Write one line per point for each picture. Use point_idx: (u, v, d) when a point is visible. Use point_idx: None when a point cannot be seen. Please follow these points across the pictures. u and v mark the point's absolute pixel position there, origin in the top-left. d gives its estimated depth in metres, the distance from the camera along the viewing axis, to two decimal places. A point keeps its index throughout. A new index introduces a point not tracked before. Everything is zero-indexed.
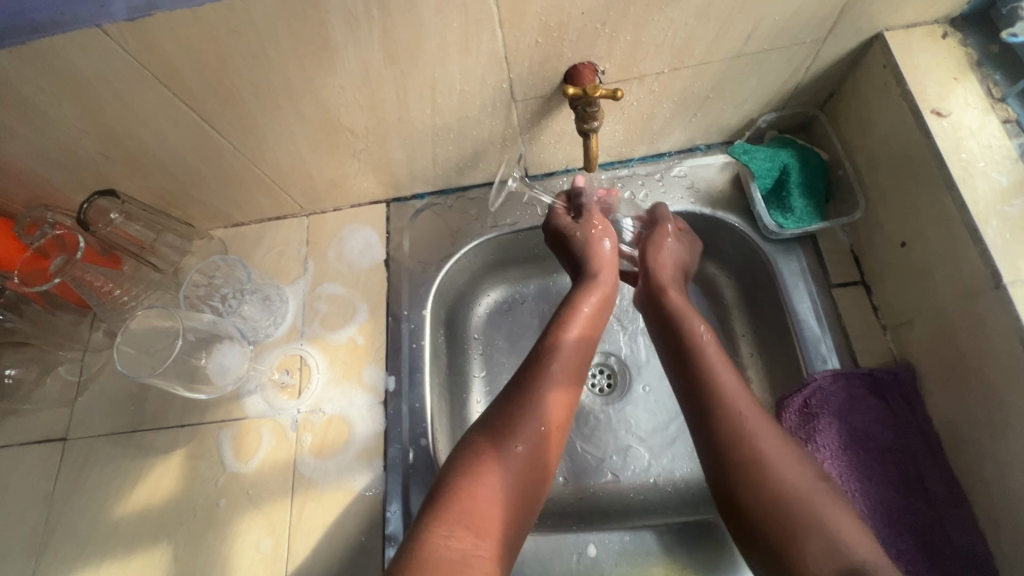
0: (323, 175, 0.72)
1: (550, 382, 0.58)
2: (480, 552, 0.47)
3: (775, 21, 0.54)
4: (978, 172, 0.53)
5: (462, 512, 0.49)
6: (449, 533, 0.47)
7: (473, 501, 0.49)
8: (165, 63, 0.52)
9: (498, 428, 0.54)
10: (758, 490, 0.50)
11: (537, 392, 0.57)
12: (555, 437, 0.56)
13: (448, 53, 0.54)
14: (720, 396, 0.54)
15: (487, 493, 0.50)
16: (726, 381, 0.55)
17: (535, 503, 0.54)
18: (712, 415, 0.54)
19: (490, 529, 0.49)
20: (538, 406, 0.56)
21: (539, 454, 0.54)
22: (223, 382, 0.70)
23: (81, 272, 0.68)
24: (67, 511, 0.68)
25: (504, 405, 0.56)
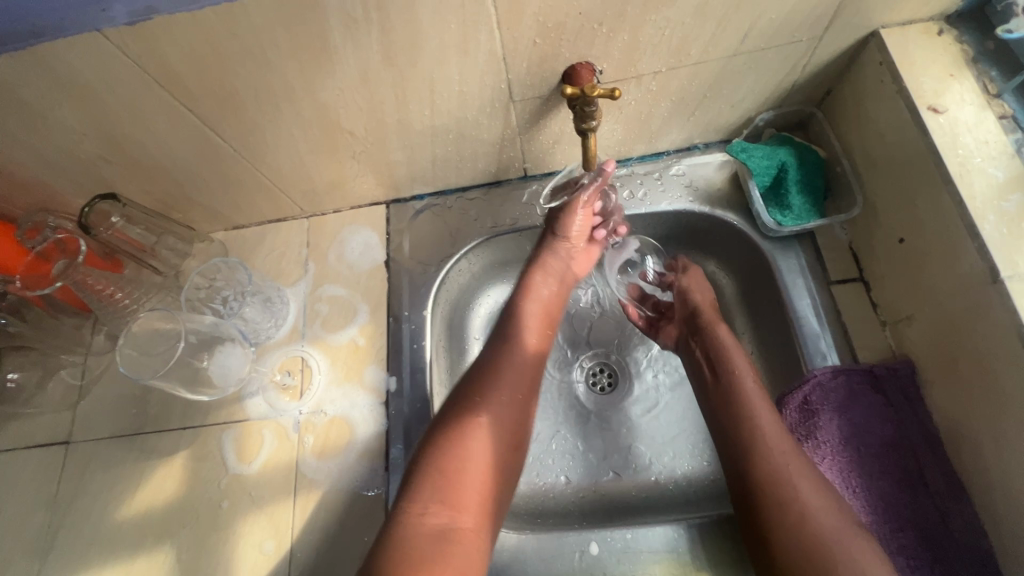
0: (323, 176, 0.72)
1: (509, 359, 0.61)
2: (458, 526, 0.49)
3: (771, 19, 0.55)
4: (975, 168, 0.53)
5: (438, 489, 0.50)
6: (425, 509, 0.49)
7: (446, 477, 0.51)
8: (166, 66, 0.52)
9: (463, 403, 0.56)
10: (784, 512, 0.52)
11: (498, 367, 0.59)
12: (518, 407, 0.59)
13: (446, 54, 0.54)
14: (756, 432, 0.56)
15: (458, 467, 0.52)
16: (761, 416, 0.57)
17: (511, 475, 0.56)
18: (749, 453, 0.55)
19: (467, 504, 0.50)
20: (498, 380, 0.59)
21: (504, 422, 0.57)
22: (225, 384, 0.70)
23: (82, 275, 0.69)
24: (70, 514, 0.68)
25: (470, 379, 0.59)
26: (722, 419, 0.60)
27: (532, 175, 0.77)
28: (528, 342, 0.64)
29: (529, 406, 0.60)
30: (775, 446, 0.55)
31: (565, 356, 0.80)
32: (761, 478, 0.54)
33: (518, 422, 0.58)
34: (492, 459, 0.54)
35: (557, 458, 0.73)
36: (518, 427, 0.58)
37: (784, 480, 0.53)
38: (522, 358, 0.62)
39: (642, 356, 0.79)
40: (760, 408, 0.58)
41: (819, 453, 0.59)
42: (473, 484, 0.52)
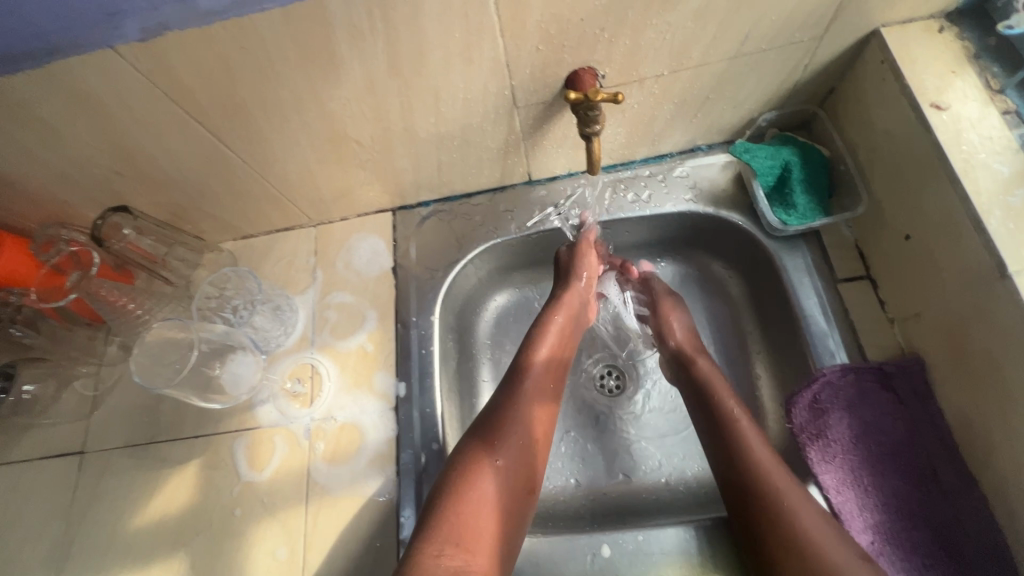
0: (330, 185, 0.73)
1: (525, 400, 0.61)
2: (473, 569, 0.49)
3: (772, 21, 0.55)
4: (980, 163, 0.53)
5: (452, 531, 0.50)
6: (439, 551, 0.49)
7: (462, 519, 0.51)
8: (177, 80, 0.53)
9: (480, 444, 0.57)
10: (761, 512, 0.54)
11: (519, 403, 0.60)
12: (530, 452, 0.58)
13: (451, 63, 0.55)
14: (749, 456, 0.57)
15: (473, 510, 0.52)
16: (752, 440, 0.58)
17: (522, 517, 0.56)
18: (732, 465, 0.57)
19: (482, 546, 0.51)
20: (513, 423, 0.59)
21: (518, 463, 0.57)
22: (238, 392, 0.72)
23: (96, 287, 0.70)
24: (86, 523, 0.69)
25: (489, 413, 0.60)
26: (716, 437, 0.60)
27: (536, 179, 0.78)
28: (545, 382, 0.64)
29: (542, 450, 0.60)
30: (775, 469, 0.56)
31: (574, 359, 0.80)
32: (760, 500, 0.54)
33: (531, 464, 0.58)
34: (505, 501, 0.54)
35: (566, 461, 0.74)
36: (531, 468, 0.58)
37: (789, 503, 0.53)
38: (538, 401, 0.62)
39: (651, 358, 0.79)
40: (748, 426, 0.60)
41: (829, 452, 0.59)
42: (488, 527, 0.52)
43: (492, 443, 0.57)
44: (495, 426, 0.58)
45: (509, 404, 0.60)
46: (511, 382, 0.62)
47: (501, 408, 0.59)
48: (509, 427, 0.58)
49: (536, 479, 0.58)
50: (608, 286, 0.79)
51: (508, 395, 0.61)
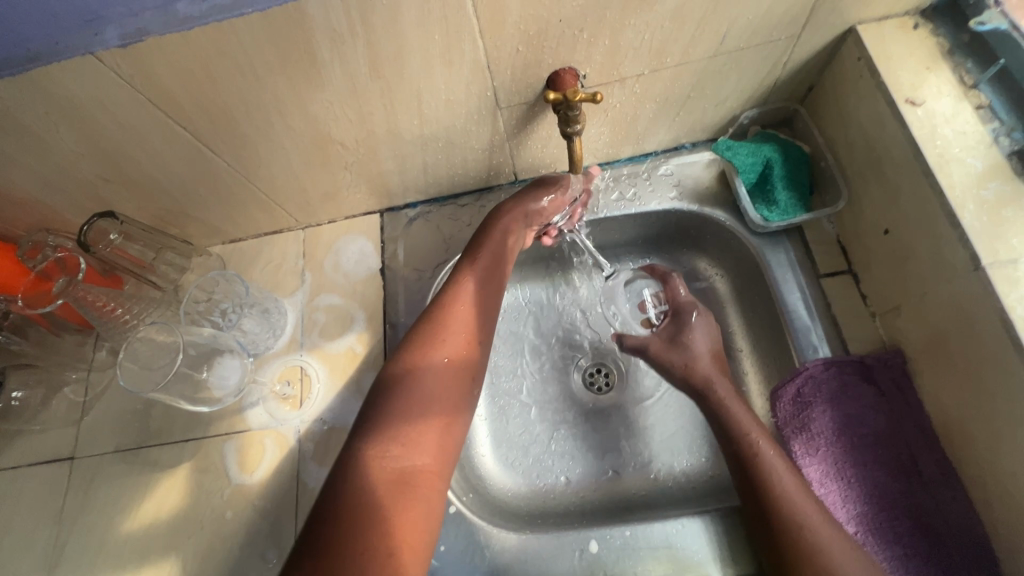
0: (317, 188, 0.73)
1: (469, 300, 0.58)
2: (418, 467, 0.47)
3: (749, 20, 0.56)
4: (955, 158, 0.54)
5: (395, 432, 0.48)
6: (384, 452, 0.47)
7: (406, 421, 0.49)
8: (160, 86, 0.53)
9: (415, 351, 0.54)
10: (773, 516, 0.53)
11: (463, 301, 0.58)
12: (478, 356, 0.57)
13: (432, 65, 0.56)
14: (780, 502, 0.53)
15: (419, 412, 0.50)
16: (787, 485, 0.54)
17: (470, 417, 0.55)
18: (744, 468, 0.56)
19: (430, 444, 0.49)
20: (456, 325, 0.56)
21: (467, 368, 0.55)
22: (224, 396, 0.71)
23: (82, 293, 0.70)
24: (77, 529, 0.69)
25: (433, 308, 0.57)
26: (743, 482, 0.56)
27: (522, 180, 0.78)
28: (484, 292, 0.60)
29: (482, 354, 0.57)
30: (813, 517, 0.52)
31: (563, 358, 0.80)
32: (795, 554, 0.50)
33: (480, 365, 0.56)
34: (449, 402, 0.52)
35: (557, 459, 0.74)
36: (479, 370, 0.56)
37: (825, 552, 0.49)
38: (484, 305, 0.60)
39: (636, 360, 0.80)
40: (777, 464, 0.56)
41: (813, 445, 0.60)
42: (435, 423, 0.50)
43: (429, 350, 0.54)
44: (430, 334, 0.55)
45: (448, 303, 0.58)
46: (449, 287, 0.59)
47: (437, 314, 0.57)
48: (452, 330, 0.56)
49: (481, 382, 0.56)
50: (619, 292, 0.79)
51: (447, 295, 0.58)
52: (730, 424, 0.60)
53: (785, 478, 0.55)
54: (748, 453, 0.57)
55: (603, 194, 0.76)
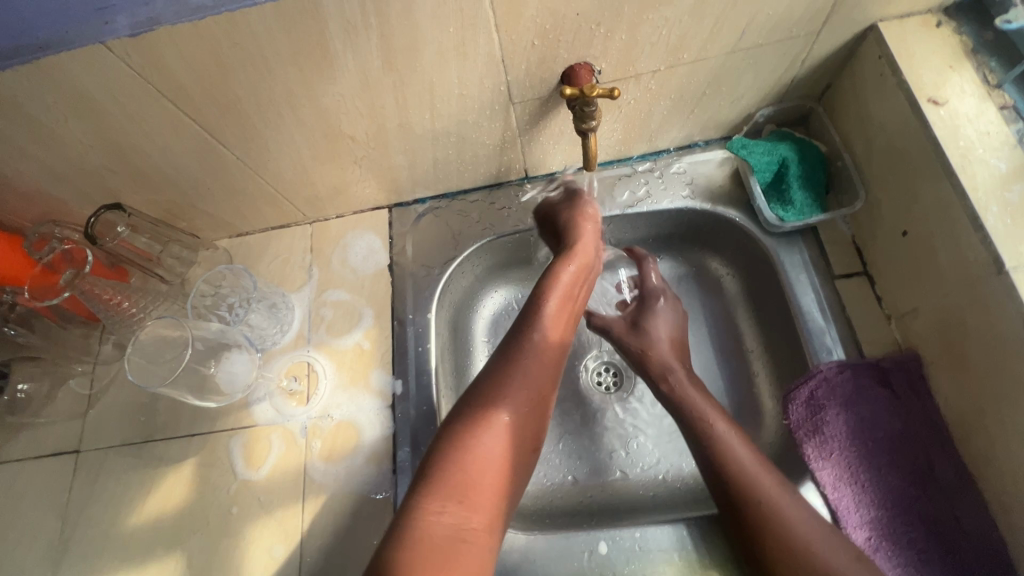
0: (326, 182, 0.73)
1: (535, 352, 0.58)
2: (473, 526, 0.47)
3: (769, 16, 0.55)
4: (978, 159, 0.53)
5: (453, 487, 0.48)
6: (440, 509, 0.46)
7: (462, 475, 0.48)
8: (169, 76, 0.52)
9: (481, 401, 0.54)
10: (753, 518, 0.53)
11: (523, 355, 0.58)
12: (536, 411, 0.56)
13: (446, 59, 0.55)
14: (741, 480, 0.55)
15: (476, 464, 0.49)
16: (744, 463, 0.55)
17: (523, 478, 0.54)
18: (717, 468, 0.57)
19: (484, 503, 0.48)
20: (514, 382, 0.56)
21: (525, 423, 0.55)
22: (232, 391, 0.71)
23: (89, 286, 0.69)
24: (82, 522, 0.69)
25: (497, 361, 0.58)
26: (706, 465, 0.58)
27: (532, 176, 0.77)
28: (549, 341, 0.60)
29: (542, 407, 0.57)
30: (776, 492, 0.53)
31: (570, 357, 0.79)
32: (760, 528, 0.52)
33: (537, 424, 0.56)
34: (506, 461, 0.51)
35: (564, 458, 0.74)
36: (535, 430, 0.56)
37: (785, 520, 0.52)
38: (543, 354, 0.59)
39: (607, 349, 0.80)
40: (733, 440, 0.57)
41: (826, 449, 0.59)
42: (490, 484, 0.49)
43: (497, 399, 0.54)
44: (493, 385, 0.55)
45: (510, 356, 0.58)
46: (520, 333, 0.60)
47: (505, 363, 0.57)
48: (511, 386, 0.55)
49: (539, 435, 0.56)
50: (607, 263, 0.79)
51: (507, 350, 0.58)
52: (691, 410, 0.61)
53: (751, 464, 0.56)
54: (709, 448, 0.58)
55: (614, 191, 0.75)
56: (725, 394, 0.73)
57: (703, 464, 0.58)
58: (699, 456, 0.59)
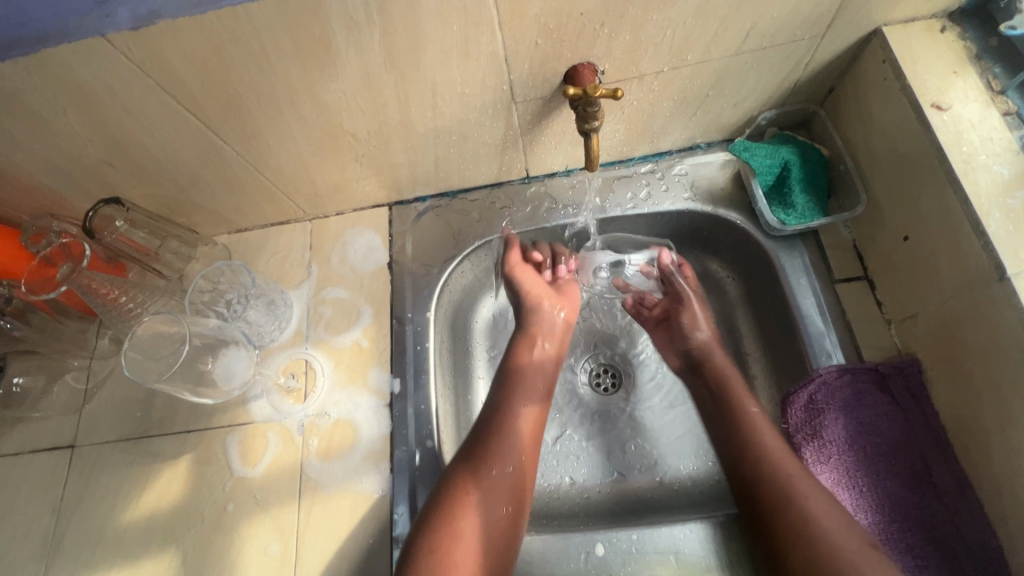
0: (326, 179, 0.72)
1: (508, 430, 0.63)
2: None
3: (774, 18, 0.55)
4: (980, 165, 0.53)
5: (432, 566, 0.52)
6: None
7: (439, 555, 0.52)
8: (169, 70, 0.52)
9: (458, 480, 0.58)
10: (778, 505, 0.54)
11: (501, 432, 0.62)
12: (514, 484, 0.60)
13: (449, 57, 0.55)
14: (773, 462, 0.57)
15: (452, 545, 0.53)
16: (774, 448, 0.58)
17: (512, 550, 0.57)
18: (747, 451, 0.59)
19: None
20: (488, 463, 0.59)
21: (500, 495, 0.58)
22: (229, 387, 0.70)
23: (86, 280, 0.68)
24: (76, 518, 0.69)
25: (475, 439, 0.62)
26: (733, 444, 0.60)
27: (533, 176, 0.77)
28: (523, 422, 0.64)
29: (523, 480, 0.60)
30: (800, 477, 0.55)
31: (569, 358, 0.79)
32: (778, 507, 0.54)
33: (518, 497, 0.59)
34: (484, 537, 0.55)
35: (562, 459, 0.73)
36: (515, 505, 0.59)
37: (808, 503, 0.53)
38: (518, 433, 0.63)
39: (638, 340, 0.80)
40: (762, 423, 0.61)
41: (825, 453, 0.59)
42: (467, 562, 0.53)
43: (471, 477, 0.58)
44: (471, 463, 0.60)
45: (489, 433, 0.62)
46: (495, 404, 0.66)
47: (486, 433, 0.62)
48: (486, 464, 0.59)
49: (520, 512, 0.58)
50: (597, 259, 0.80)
51: (484, 428, 0.63)
52: (724, 393, 0.65)
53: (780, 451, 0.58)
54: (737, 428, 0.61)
55: (616, 193, 0.75)
56: None
57: (728, 445, 0.61)
58: (718, 430, 0.63)
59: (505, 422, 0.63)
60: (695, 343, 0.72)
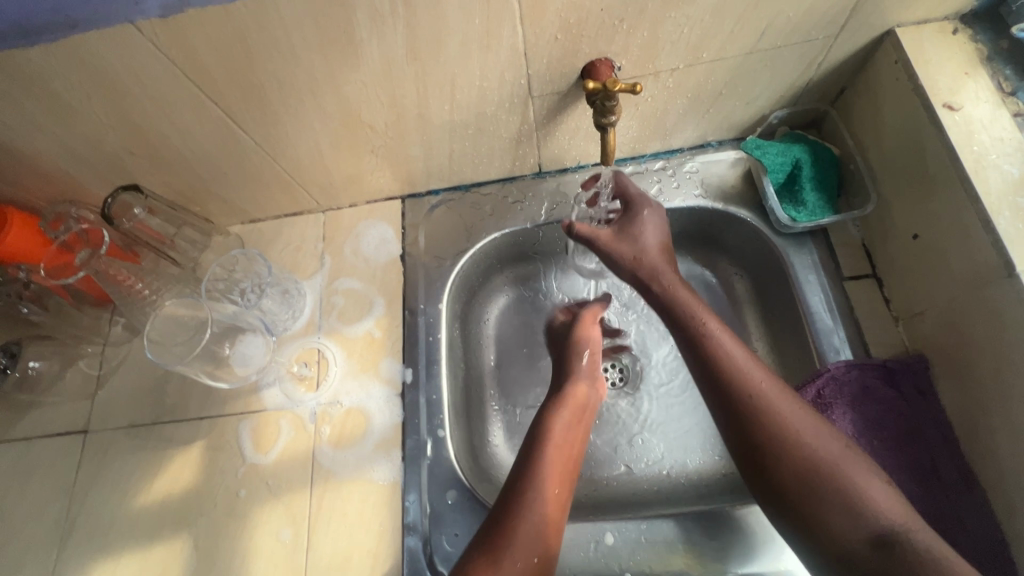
0: (341, 170, 0.73)
1: (530, 510, 0.54)
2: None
3: (789, 18, 0.56)
4: (991, 164, 0.54)
5: None
6: None
7: None
8: (194, 58, 0.53)
9: (475, 567, 0.50)
10: (764, 432, 0.52)
11: (520, 510, 0.54)
12: (539, 572, 0.51)
13: (469, 50, 0.56)
14: (761, 394, 0.53)
15: None
16: (760, 377, 0.54)
17: None
18: (721, 374, 0.55)
19: None
20: (508, 547, 0.51)
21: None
22: (247, 372, 0.72)
23: (104, 265, 0.70)
24: (89, 501, 0.69)
25: (494, 523, 0.54)
26: (702, 367, 0.57)
27: (545, 171, 0.78)
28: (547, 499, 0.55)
29: (547, 563, 0.52)
30: (795, 409, 0.53)
31: None
32: (776, 451, 0.51)
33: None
34: None
35: None
36: None
37: (807, 442, 0.51)
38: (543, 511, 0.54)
39: (642, 334, 0.81)
40: (732, 347, 0.57)
41: None
42: None
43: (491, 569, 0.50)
44: (488, 550, 0.51)
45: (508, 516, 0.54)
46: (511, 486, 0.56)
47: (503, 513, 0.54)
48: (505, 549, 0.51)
49: None
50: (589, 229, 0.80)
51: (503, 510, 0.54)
52: (683, 315, 0.60)
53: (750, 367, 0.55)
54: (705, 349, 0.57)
55: None
56: None
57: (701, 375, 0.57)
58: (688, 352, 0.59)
59: (523, 497, 0.55)
60: (637, 252, 0.65)
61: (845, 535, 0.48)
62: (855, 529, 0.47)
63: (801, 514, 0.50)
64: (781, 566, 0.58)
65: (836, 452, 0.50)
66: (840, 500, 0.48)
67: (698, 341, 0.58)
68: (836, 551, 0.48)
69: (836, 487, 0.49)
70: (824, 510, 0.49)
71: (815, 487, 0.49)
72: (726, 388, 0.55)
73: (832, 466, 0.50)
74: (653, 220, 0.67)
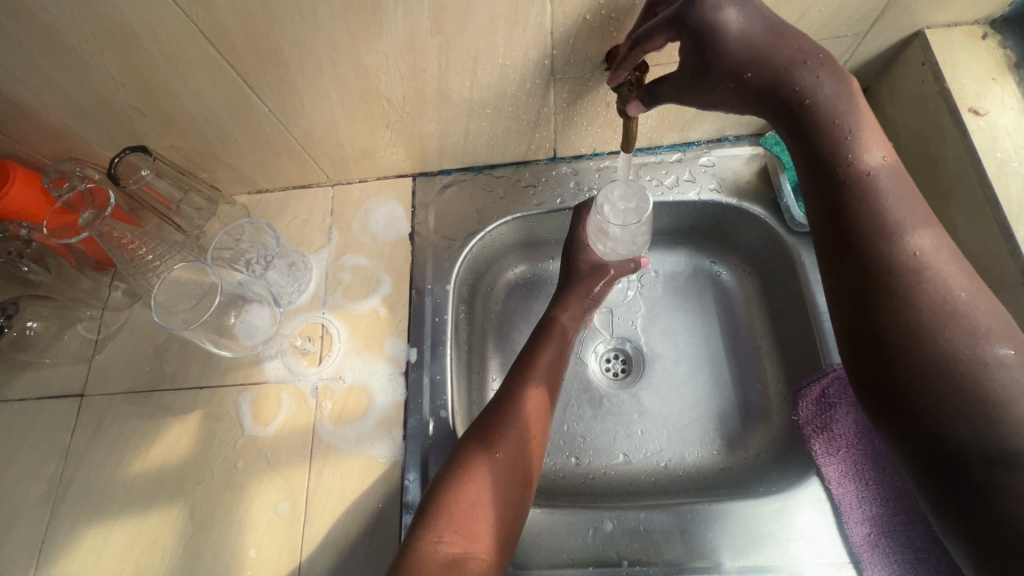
0: (353, 144, 0.72)
1: (522, 402, 0.61)
2: (472, 555, 0.50)
3: (820, 13, 0.55)
4: (1013, 172, 0.54)
5: (451, 519, 0.52)
6: (439, 538, 0.51)
7: (459, 509, 0.53)
8: (213, 18, 0.51)
9: (472, 442, 0.58)
10: (910, 314, 0.44)
11: (514, 400, 0.61)
12: (523, 449, 0.58)
13: (496, 25, 0.54)
14: (915, 268, 0.45)
15: (470, 499, 0.54)
16: (925, 251, 0.45)
17: (523, 506, 0.57)
18: (872, 237, 0.47)
19: (479, 531, 0.52)
20: (503, 429, 0.59)
21: (516, 456, 0.58)
22: (251, 343, 0.68)
23: (108, 228, 0.68)
24: (82, 466, 0.68)
25: (490, 412, 0.61)
26: (853, 226, 0.48)
27: (560, 157, 0.78)
28: (535, 399, 0.62)
29: (537, 446, 0.60)
30: (955, 296, 0.44)
31: (580, 341, 0.80)
32: (910, 338, 0.44)
33: (528, 458, 0.59)
34: (503, 496, 0.55)
35: (569, 439, 0.74)
36: (527, 463, 0.58)
37: (958, 339, 0.43)
38: (535, 402, 0.62)
39: (653, 326, 0.80)
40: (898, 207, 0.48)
41: (833, 445, 0.62)
42: (484, 510, 0.53)
43: (484, 443, 0.58)
44: (486, 423, 0.60)
45: (502, 402, 0.61)
46: (513, 385, 0.63)
47: (501, 410, 0.61)
48: (500, 429, 0.59)
49: (531, 470, 0.58)
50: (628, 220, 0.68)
51: (508, 395, 0.62)
52: (839, 156, 0.49)
53: (917, 233, 0.46)
54: (859, 206, 0.48)
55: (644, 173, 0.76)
56: (730, 388, 0.75)
57: (842, 235, 0.48)
58: (830, 209, 0.49)
59: (515, 385, 0.63)
60: (751, 69, 0.49)
61: (965, 449, 0.41)
62: (968, 445, 0.41)
63: (918, 417, 0.43)
64: (776, 562, 0.59)
65: (990, 350, 0.42)
66: (972, 411, 0.41)
67: (844, 193, 0.49)
68: (942, 462, 0.42)
69: (975, 396, 0.41)
70: (951, 421, 0.42)
71: (945, 385, 0.42)
72: (875, 254, 0.46)
73: (978, 365, 0.42)
74: (729, 1, 0.47)
